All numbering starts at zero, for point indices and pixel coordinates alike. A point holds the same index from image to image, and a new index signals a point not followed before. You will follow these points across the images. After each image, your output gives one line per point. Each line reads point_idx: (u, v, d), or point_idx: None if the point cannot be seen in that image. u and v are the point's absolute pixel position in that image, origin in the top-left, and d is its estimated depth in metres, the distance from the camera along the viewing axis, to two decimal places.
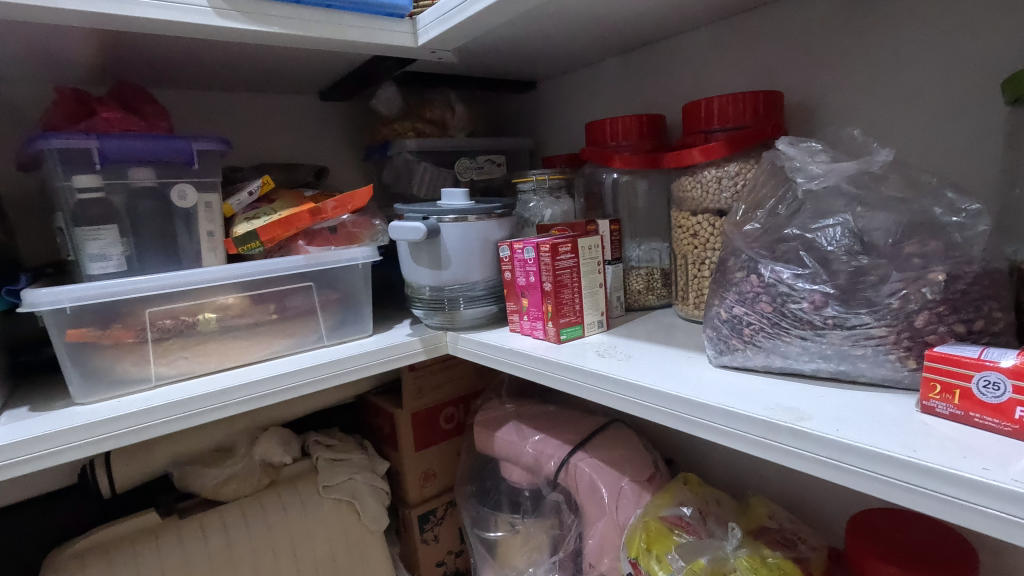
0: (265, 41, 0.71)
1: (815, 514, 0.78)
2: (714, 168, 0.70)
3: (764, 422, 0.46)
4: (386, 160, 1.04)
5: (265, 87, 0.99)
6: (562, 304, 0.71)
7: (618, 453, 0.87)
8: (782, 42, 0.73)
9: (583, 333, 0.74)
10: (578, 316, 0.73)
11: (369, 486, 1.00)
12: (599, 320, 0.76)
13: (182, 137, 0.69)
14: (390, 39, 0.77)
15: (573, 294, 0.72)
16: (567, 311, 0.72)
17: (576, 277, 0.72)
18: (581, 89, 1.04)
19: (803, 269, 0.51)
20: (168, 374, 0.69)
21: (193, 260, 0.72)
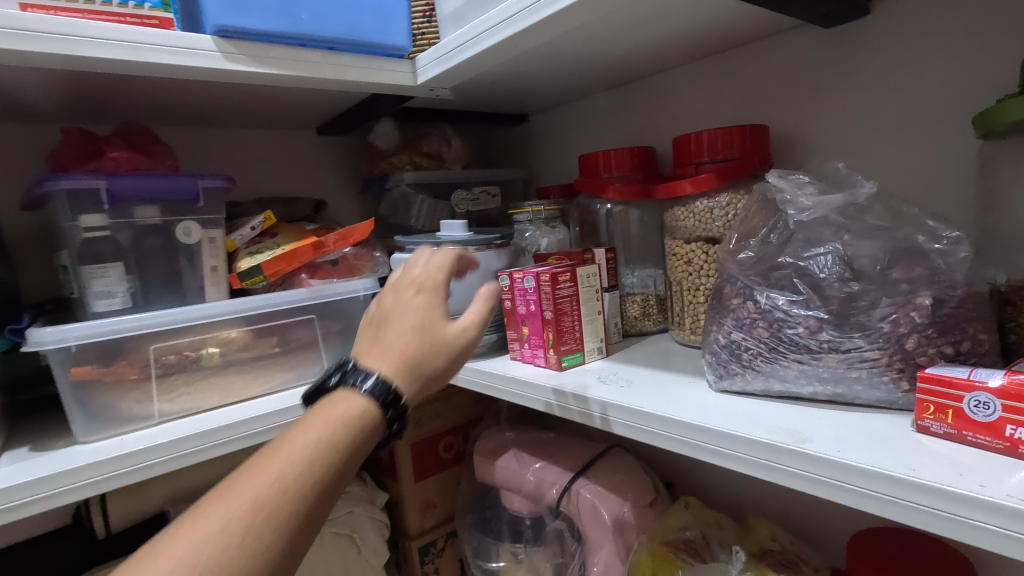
0: (269, 81, 0.73)
1: (816, 534, 0.78)
2: (705, 198, 0.73)
3: (768, 445, 0.47)
4: (383, 192, 1.06)
5: (265, 123, 1.01)
6: (562, 332, 0.73)
7: (619, 479, 0.88)
8: (765, 78, 0.77)
9: (583, 359, 0.76)
10: (578, 343, 0.75)
11: (369, 518, 0.99)
12: (599, 347, 0.78)
13: (188, 175, 0.70)
14: (390, 78, 0.79)
15: (572, 321, 0.74)
16: (567, 339, 0.74)
17: (576, 305, 0.74)
18: (572, 122, 1.08)
19: (797, 295, 0.53)
20: (171, 411, 0.69)
21: (196, 295, 0.73)
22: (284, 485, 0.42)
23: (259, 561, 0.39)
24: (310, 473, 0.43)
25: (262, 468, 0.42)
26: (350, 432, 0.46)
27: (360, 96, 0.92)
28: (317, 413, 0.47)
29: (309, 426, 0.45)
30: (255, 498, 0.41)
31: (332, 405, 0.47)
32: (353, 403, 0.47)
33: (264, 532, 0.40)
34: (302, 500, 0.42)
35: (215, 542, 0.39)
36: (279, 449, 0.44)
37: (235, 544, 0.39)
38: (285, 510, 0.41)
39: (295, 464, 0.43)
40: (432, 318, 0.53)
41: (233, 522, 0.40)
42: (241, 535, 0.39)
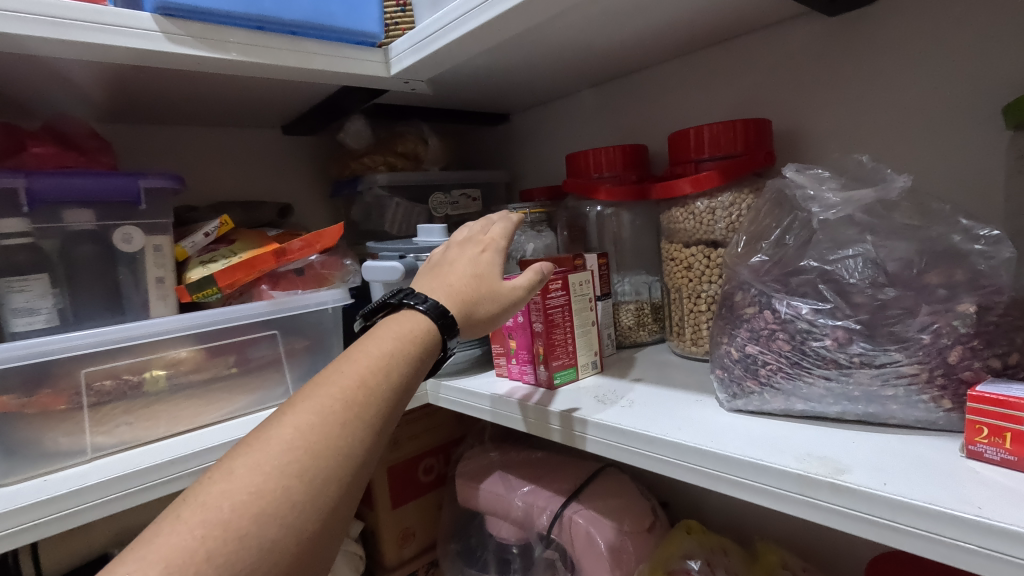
0: (223, 69, 0.65)
1: (828, 559, 0.73)
2: (706, 199, 0.67)
3: (800, 476, 0.41)
4: (356, 196, 0.99)
5: (223, 120, 0.92)
6: (554, 345, 0.66)
7: (615, 502, 0.81)
8: (765, 70, 0.72)
9: (577, 376, 0.69)
10: (571, 357, 0.68)
11: (342, 552, 0.91)
12: (594, 361, 0.71)
13: (128, 174, 0.62)
14: (361, 69, 0.72)
15: (565, 334, 0.67)
16: (560, 354, 0.67)
17: (568, 316, 0.67)
18: (557, 121, 1.02)
19: (822, 303, 0.47)
20: (107, 445, 0.59)
21: (139, 311, 0.64)
22: (372, 384, 0.44)
23: (356, 450, 0.41)
24: (389, 375, 0.45)
25: (347, 370, 0.44)
26: (416, 347, 0.49)
27: (328, 90, 0.85)
28: (385, 331, 0.49)
29: (381, 338, 0.48)
30: (345, 395, 0.43)
31: (395, 326, 0.50)
32: (414, 320, 0.50)
33: (359, 423, 0.42)
34: (386, 398, 0.45)
35: (314, 429, 0.40)
36: (359, 355, 0.46)
37: (335, 432, 0.41)
38: (374, 406, 0.43)
39: (376, 368, 0.45)
40: (492, 265, 0.58)
41: (331, 412, 0.41)
42: (340, 423, 0.41)
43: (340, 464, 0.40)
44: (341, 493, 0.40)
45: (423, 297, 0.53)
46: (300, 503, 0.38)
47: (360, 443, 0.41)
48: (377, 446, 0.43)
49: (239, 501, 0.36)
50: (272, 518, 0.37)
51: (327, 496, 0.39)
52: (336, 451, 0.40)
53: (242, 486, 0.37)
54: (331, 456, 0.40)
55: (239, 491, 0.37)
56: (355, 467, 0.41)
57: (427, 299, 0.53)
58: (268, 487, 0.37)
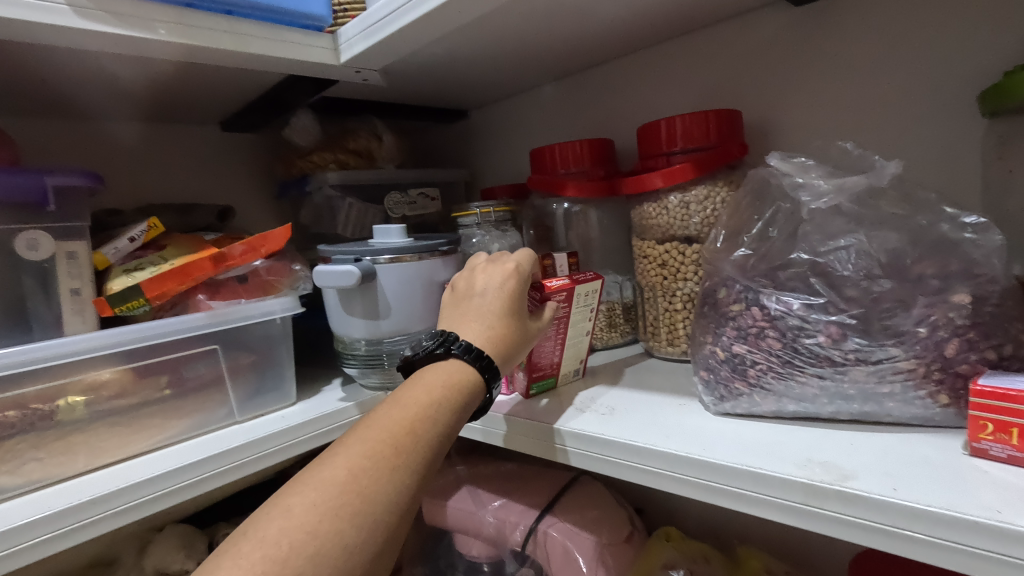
0: (145, 50, 0.58)
1: (809, 560, 0.72)
2: (679, 192, 0.65)
3: (804, 485, 0.38)
4: (305, 197, 0.92)
5: (151, 114, 0.83)
6: (537, 355, 0.62)
7: (591, 514, 0.77)
8: (733, 60, 0.70)
9: (557, 386, 0.65)
10: (554, 368, 0.64)
11: None
12: (577, 369, 0.67)
13: (31, 171, 0.53)
14: (306, 55, 0.66)
15: (554, 344, 0.62)
16: (541, 365, 0.62)
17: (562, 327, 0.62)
18: (517, 117, 0.98)
19: (813, 298, 0.45)
20: (12, 485, 0.51)
21: (51, 328, 0.56)
22: (421, 432, 0.44)
23: (404, 497, 0.42)
24: (434, 423, 0.46)
25: (396, 415, 0.45)
26: (464, 391, 0.49)
27: (271, 81, 0.78)
28: (428, 379, 0.49)
29: (424, 387, 0.48)
30: (395, 441, 0.43)
31: (437, 373, 0.50)
32: (454, 367, 0.50)
33: (407, 468, 0.42)
34: (432, 446, 0.45)
35: (367, 473, 0.41)
36: (407, 402, 0.46)
37: (386, 479, 0.41)
38: (421, 454, 0.44)
39: (427, 414, 0.46)
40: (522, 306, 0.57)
41: (383, 456, 0.42)
42: (393, 470, 0.42)
43: (391, 511, 0.40)
44: (388, 540, 0.40)
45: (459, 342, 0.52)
46: (353, 547, 0.38)
47: (407, 491, 0.42)
48: (420, 494, 0.43)
49: (297, 539, 0.37)
50: (326, 560, 0.37)
51: (374, 541, 0.39)
52: (388, 496, 0.41)
53: (299, 525, 0.37)
54: (383, 501, 0.40)
55: (295, 529, 0.37)
56: (400, 514, 0.41)
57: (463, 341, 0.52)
58: (322, 528, 0.37)
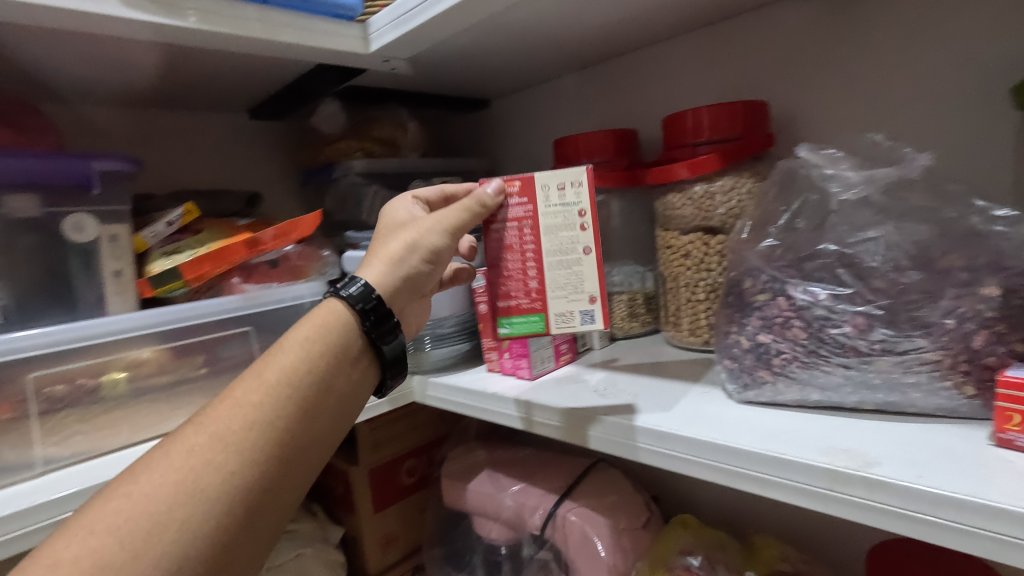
0: (182, 39, 0.59)
1: (826, 549, 0.72)
2: (704, 183, 0.65)
3: (828, 471, 0.39)
4: (329, 184, 0.93)
5: (181, 101, 0.85)
6: (497, 286, 0.55)
7: (609, 500, 0.79)
8: (760, 51, 0.69)
9: (546, 329, 0.53)
10: (533, 300, 0.53)
11: (322, 561, 0.86)
12: (585, 309, 0.51)
13: (77, 156, 0.55)
14: (336, 44, 0.67)
15: (520, 267, 0.53)
16: (509, 294, 0.54)
17: (529, 248, 0.53)
18: (538, 107, 0.98)
19: (840, 288, 0.46)
20: (60, 457, 0.53)
21: (93, 308, 0.58)
22: (271, 399, 0.41)
23: (276, 461, 0.40)
24: (314, 379, 0.43)
25: (237, 388, 0.41)
26: (330, 344, 0.45)
27: (299, 69, 0.79)
28: (308, 330, 0.46)
29: (297, 343, 0.45)
30: (251, 412, 0.40)
31: (305, 329, 0.46)
32: (330, 317, 0.47)
33: (270, 436, 0.40)
34: (308, 404, 0.43)
35: (194, 458, 0.38)
36: (286, 360, 0.43)
37: (231, 456, 0.38)
38: (296, 414, 0.42)
39: (281, 380, 0.42)
40: (440, 245, 0.52)
41: (243, 421, 0.40)
42: (209, 451, 0.38)
43: (252, 480, 0.39)
44: (252, 506, 0.39)
45: (355, 283, 0.49)
46: (217, 518, 0.37)
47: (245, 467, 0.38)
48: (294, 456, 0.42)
49: (154, 512, 0.35)
50: (179, 533, 0.35)
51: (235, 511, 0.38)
52: (240, 470, 0.38)
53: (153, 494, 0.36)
54: (229, 477, 0.38)
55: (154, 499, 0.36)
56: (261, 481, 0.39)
57: (359, 285, 0.48)
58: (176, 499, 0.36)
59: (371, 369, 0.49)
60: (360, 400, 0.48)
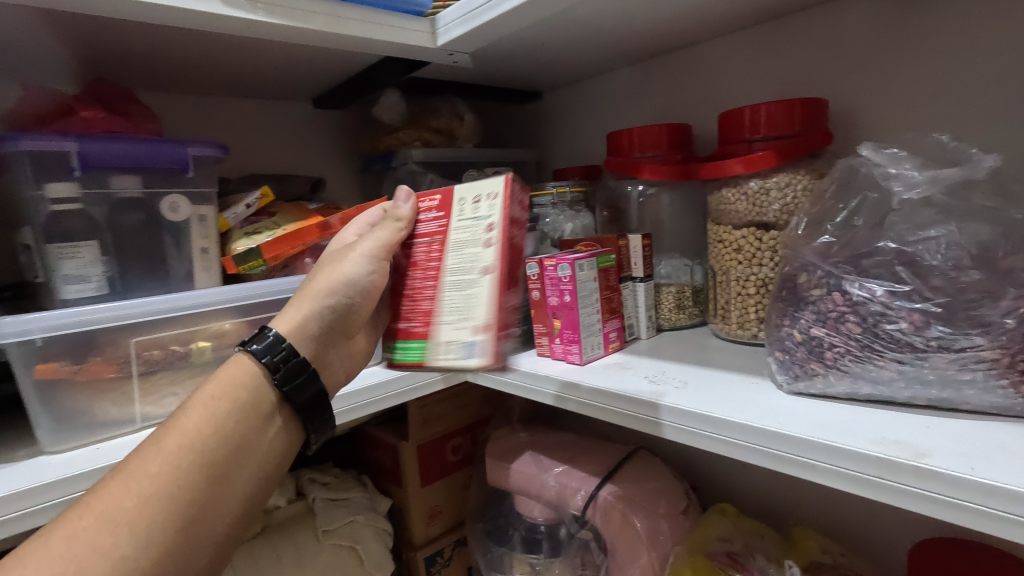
0: (267, 34, 0.63)
1: (867, 545, 0.73)
2: (759, 179, 0.66)
3: (879, 459, 0.40)
4: (388, 171, 0.97)
5: (253, 90, 0.90)
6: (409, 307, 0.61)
7: (650, 485, 0.81)
8: (821, 47, 0.70)
9: (433, 359, 0.60)
10: (423, 324, 0.60)
11: (372, 528, 0.91)
12: (467, 334, 0.58)
13: (175, 142, 0.61)
14: (405, 38, 0.71)
15: (432, 286, 0.60)
16: (405, 319, 0.62)
17: (437, 267, 0.60)
18: (590, 99, 1.00)
19: (898, 285, 0.47)
20: (155, 415, 0.59)
21: (183, 281, 0.63)
22: (175, 470, 0.41)
23: (176, 534, 0.40)
24: (218, 442, 0.43)
25: (164, 436, 0.42)
26: (245, 392, 0.47)
27: (366, 61, 0.83)
28: (215, 389, 0.46)
29: (200, 404, 0.45)
30: (150, 485, 0.40)
31: (214, 386, 0.46)
32: (247, 374, 0.48)
33: (171, 508, 0.40)
34: (218, 469, 0.43)
35: (117, 500, 0.39)
36: (189, 424, 0.43)
37: (123, 537, 0.37)
38: (199, 481, 0.42)
39: (192, 426, 0.43)
40: (359, 275, 0.56)
41: (172, 462, 0.41)
42: (96, 535, 0.37)
43: (147, 560, 0.38)
44: (184, 547, 0.40)
45: (265, 339, 0.50)
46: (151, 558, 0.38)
47: (161, 510, 0.39)
48: (225, 501, 0.43)
49: (84, 558, 0.36)
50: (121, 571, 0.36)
51: (174, 550, 0.39)
52: (133, 552, 0.37)
53: (84, 540, 0.37)
54: (121, 560, 0.37)
55: (85, 545, 0.36)
56: (196, 521, 0.41)
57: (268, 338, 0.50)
58: (115, 540, 0.37)
59: (285, 427, 0.49)
60: (275, 460, 0.48)
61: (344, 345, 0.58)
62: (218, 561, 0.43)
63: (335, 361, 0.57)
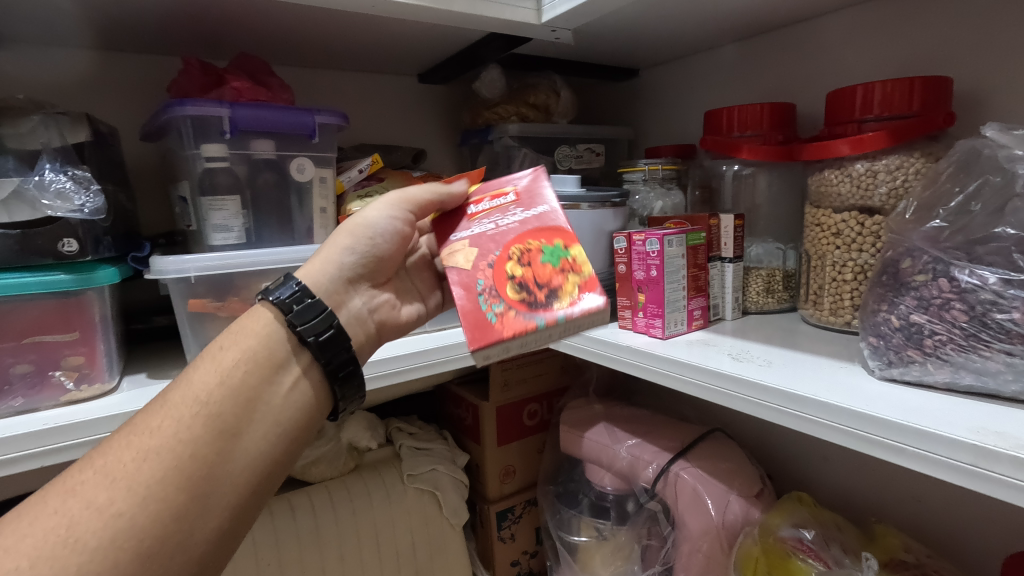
0: (390, 13, 0.68)
1: (957, 551, 0.70)
2: (867, 161, 0.64)
3: (974, 446, 0.40)
4: (485, 145, 1.01)
5: (368, 66, 0.97)
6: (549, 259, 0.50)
7: (724, 466, 0.81)
8: (956, 22, 0.65)
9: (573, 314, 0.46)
10: (545, 283, 0.48)
11: (451, 478, 0.98)
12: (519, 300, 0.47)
13: (306, 110, 0.68)
14: (512, 15, 0.74)
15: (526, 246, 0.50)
16: (548, 277, 0.48)
17: (518, 231, 0.51)
18: (690, 76, 0.98)
19: (1013, 273, 0.45)
20: None
21: (305, 236, 0.71)
22: (176, 425, 0.41)
23: (180, 492, 0.39)
24: (223, 395, 0.43)
25: (170, 392, 0.43)
26: (252, 340, 0.46)
27: (471, 37, 0.86)
28: (226, 343, 0.46)
29: (209, 356, 0.45)
30: (150, 441, 0.40)
31: (226, 338, 0.47)
32: (260, 323, 0.47)
33: (170, 463, 0.39)
34: (223, 424, 0.42)
35: (119, 455, 0.39)
36: (196, 379, 0.43)
37: (119, 491, 0.38)
38: (202, 435, 0.41)
39: (194, 381, 0.43)
40: (381, 223, 0.54)
41: (175, 416, 0.41)
42: (94, 490, 0.38)
43: (143, 516, 0.38)
44: (187, 506, 0.39)
45: (287, 287, 0.48)
46: (149, 511, 0.38)
47: (159, 464, 0.39)
48: (229, 460, 0.41)
49: (81, 512, 0.37)
50: (118, 521, 0.37)
51: (175, 504, 0.39)
52: (129, 508, 0.37)
53: (84, 492, 0.38)
54: (114, 517, 0.37)
55: (82, 500, 0.37)
56: (196, 476, 0.40)
57: (285, 286, 0.48)
58: (111, 494, 0.38)
59: (307, 381, 0.47)
60: (296, 416, 0.45)
61: (370, 296, 0.55)
62: (237, 523, 0.42)
63: (361, 309, 0.54)
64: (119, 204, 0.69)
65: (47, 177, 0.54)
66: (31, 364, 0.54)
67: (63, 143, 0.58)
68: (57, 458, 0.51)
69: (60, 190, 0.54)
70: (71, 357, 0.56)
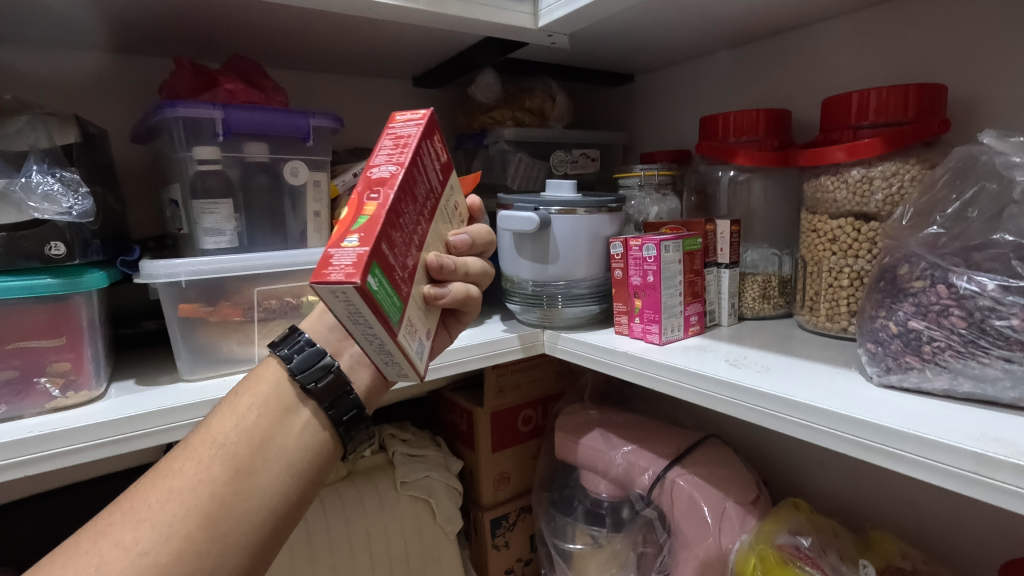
0: (385, 16, 0.68)
1: (952, 558, 0.70)
2: (862, 167, 0.64)
3: (976, 454, 0.39)
4: (479, 148, 0.99)
5: (362, 69, 0.97)
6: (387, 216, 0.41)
7: (720, 472, 0.81)
8: (950, 30, 0.65)
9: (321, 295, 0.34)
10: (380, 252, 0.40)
11: (446, 485, 0.97)
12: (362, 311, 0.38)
13: (300, 112, 0.67)
14: (508, 19, 0.74)
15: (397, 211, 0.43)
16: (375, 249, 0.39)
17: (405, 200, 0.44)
18: (685, 81, 0.98)
19: (1011, 280, 0.45)
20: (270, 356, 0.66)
21: (298, 239, 0.70)
22: (196, 467, 0.41)
23: (200, 530, 0.39)
24: (238, 436, 0.42)
25: (193, 436, 0.44)
26: (263, 384, 0.45)
27: (466, 41, 0.86)
28: (243, 388, 0.46)
29: (228, 401, 0.45)
30: (173, 482, 0.41)
31: (244, 383, 0.47)
32: (272, 367, 0.46)
33: (189, 503, 0.40)
34: (238, 465, 0.41)
35: (145, 497, 0.40)
36: (214, 423, 0.44)
37: (145, 530, 0.38)
38: (219, 476, 0.41)
39: (212, 426, 0.43)
40: None
41: (194, 459, 0.42)
42: (122, 530, 0.39)
43: (167, 554, 0.38)
44: (207, 544, 0.39)
45: (290, 339, 0.47)
46: (172, 551, 0.38)
47: (179, 505, 0.39)
48: (247, 499, 0.41)
49: (109, 554, 0.38)
50: (142, 562, 0.37)
51: (196, 544, 0.39)
52: (152, 546, 0.38)
53: (113, 534, 0.39)
54: (140, 555, 0.37)
55: (111, 542, 0.38)
56: (215, 516, 0.40)
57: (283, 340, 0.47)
58: (136, 535, 0.38)
59: (314, 422, 0.45)
60: (312, 456, 0.44)
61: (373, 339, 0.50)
62: (258, 560, 0.41)
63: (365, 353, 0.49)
64: (108, 206, 0.67)
65: (34, 179, 0.53)
66: (15, 370, 0.53)
67: (51, 144, 0.57)
68: (42, 467, 0.50)
69: (48, 193, 0.53)
70: (57, 363, 0.55)
